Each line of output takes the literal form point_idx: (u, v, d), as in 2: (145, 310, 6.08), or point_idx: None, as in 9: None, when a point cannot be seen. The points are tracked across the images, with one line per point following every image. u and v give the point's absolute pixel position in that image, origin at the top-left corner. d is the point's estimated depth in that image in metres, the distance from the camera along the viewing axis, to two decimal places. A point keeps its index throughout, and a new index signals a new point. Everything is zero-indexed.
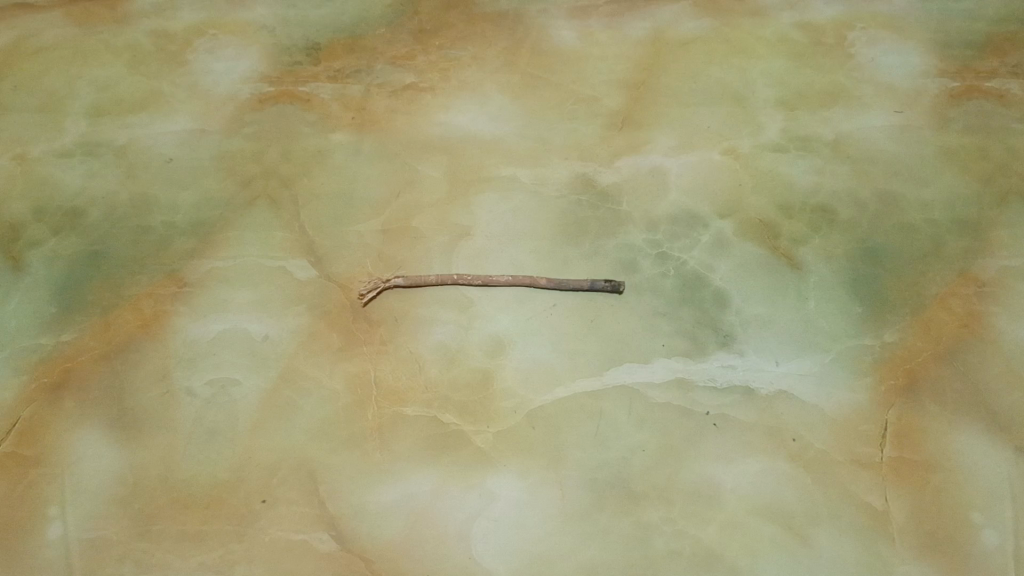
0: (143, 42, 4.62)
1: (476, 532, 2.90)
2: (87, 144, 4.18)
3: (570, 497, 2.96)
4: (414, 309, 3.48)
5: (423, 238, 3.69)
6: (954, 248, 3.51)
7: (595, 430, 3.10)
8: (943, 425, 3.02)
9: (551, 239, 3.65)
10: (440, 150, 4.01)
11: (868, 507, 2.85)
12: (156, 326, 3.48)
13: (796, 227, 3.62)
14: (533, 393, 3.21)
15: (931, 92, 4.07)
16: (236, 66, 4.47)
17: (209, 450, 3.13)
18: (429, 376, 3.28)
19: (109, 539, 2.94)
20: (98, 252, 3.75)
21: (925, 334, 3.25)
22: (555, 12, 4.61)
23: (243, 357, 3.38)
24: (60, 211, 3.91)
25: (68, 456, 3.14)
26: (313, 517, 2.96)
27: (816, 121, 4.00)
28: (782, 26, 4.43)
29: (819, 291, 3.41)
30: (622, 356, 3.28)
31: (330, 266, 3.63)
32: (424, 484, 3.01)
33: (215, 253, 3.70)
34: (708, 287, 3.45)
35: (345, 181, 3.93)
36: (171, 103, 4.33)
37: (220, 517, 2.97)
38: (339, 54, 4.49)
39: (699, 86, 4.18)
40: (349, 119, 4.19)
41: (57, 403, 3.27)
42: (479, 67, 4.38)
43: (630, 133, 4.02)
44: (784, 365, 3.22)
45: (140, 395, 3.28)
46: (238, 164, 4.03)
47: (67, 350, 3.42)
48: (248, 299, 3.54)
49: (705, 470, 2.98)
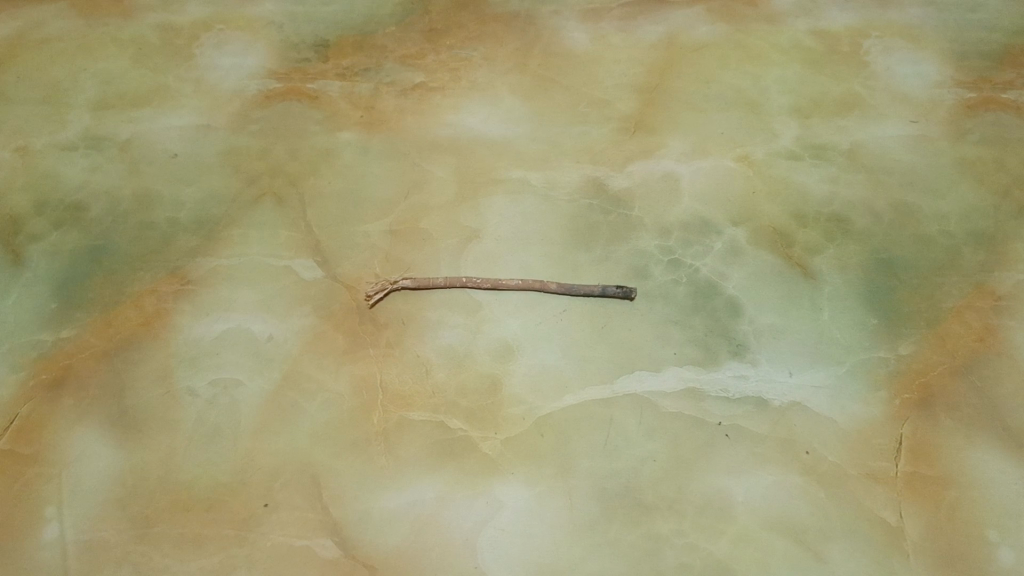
0: (149, 35, 4.57)
1: (483, 541, 2.84)
2: (90, 137, 4.12)
3: (578, 507, 2.91)
4: (422, 311, 3.43)
5: (432, 240, 3.64)
6: (970, 260, 3.48)
7: (605, 439, 3.05)
8: (958, 440, 2.99)
9: (562, 244, 3.61)
10: (450, 150, 3.97)
11: (883, 522, 2.81)
12: (158, 324, 3.42)
13: (810, 236, 3.58)
14: (543, 399, 3.16)
15: (946, 102, 4.03)
16: (244, 62, 4.41)
17: (211, 452, 3.07)
18: (436, 380, 3.23)
19: (107, 541, 2.88)
20: (100, 247, 3.68)
21: (940, 347, 3.22)
22: (568, 14, 4.58)
23: (246, 358, 3.32)
24: (61, 205, 3.84)
25: (66, 456, 3.08)
26: (316, 523, 2.90)
27: (830, 129, 3.97)
28: (797, 33, 4.39)
29: (832, 302, 3.37)
30: (633, 364, 3.24)
31: (337, 266, 3.57)
32: (430, 491, 2.96)
33: (220, 251, 3.64)
34: (722, 295, 3.41)
35: (353, 180, 3.88)
36: (177, 98, 4.27)
37: (221, 521, 2.91)
38: (349, 52, 4.44)
39: (712, 92, 4.15)
40: (358, 117, 4.14)
41: (56, 400, 3.21)
42: (490, 68, 4.33)
43: (642, 137, 3.98)
44: (797, 376, 3.17)
45: (141, 394, 3.22)
46: (244, 161, 3.97)
47: (67, 346, 3.36)
48: (252, 299, 3.48)
49: (717, 482, 2.93)
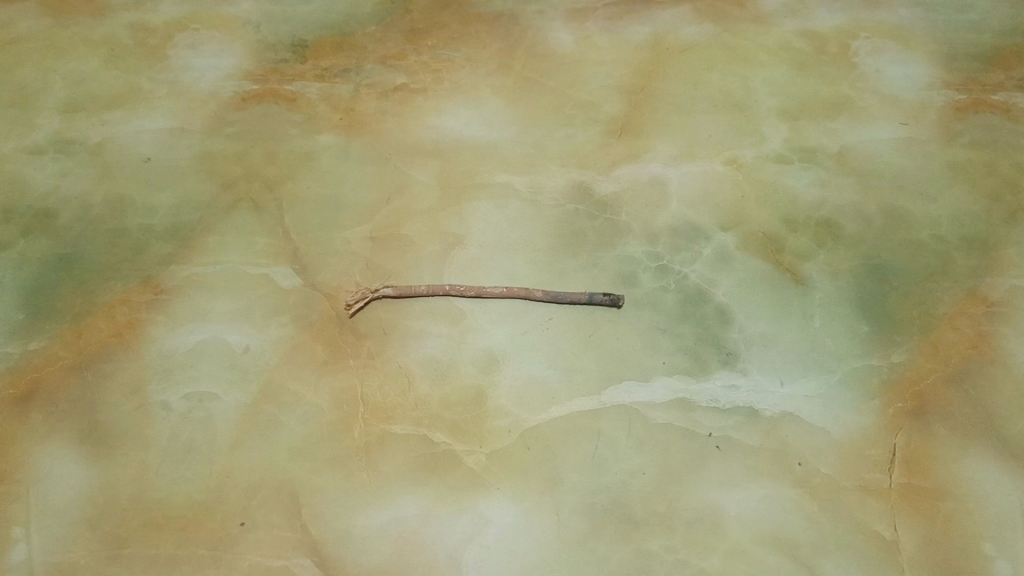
0: (121, 35, 4.42)
1: (468, 558, 2.75)
2: (61, 141, 3.97)
3: (566, 523, 2.82)
4: (404, 320, 3.33)
5: (414, 247, 3.54)
6: (963, 265, 3.43)
7: (594, 452, 2.97)
8: (953, 450, 2.93)
9: (548, 250, 3.52)
10: (432, 154, 3.86)
11: (878, 536, 2.75)
12: (130, 335, 3.29)
13: (799, 241, 3.52)
14: (530, 412, 3.07)
15: (936, 104, 3.99)
16: (220, 62, 4.29)
17: (185, 469, 2.95)
18: (419, 392, 3.13)
19: (77, 563, 2.75)
20: (70, 255, 3.55)
21: (933, 354, 3.16)
22: (552, 14, 4.48)
23: (222, 370, 3.20)
24: (30, 212, 3.70)
25: (34, 473, 2.95)
26: (294, 542, 2.79)
27: (818, 131, 3.91)
28: (785, 34, 4.33)
29: (824, 309, 3.31)
30: (622, 374, 3.15)
31: (315, 274, 3.46)
32: (413, 508, 2.86)
33: (195, 259, 3.52)
34: (711, 302, 3.34)
35: (332, 185, 3.76)
36: (150, 100, 4.14)
37: (196, 541, 2.79)
38: (327, 52, 4.32)
39: (700, 94, 4.07)
40: (338, 120, 4.03)
41: (23, 416, 3.07)
42: (474, 69, 4.23)
43: (629, 140, 3.89)
44: (788, 386, 3.10)
45: (112, 409, 3.10)
46: (220, 166, 3.85)
47: (35, 359, 3.22)
48: (229, 308, 3.36)
49: (708, 496, 2.86)
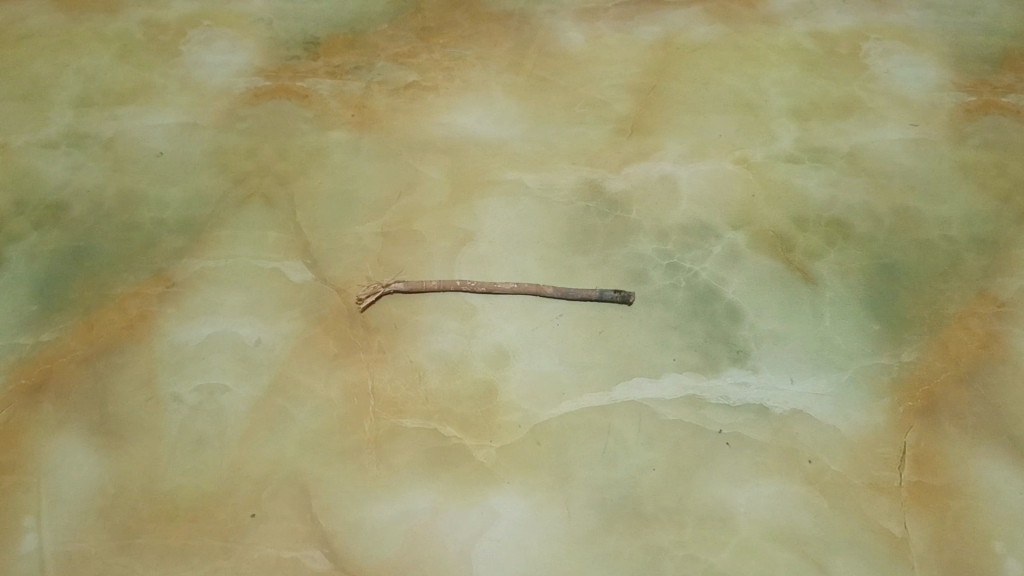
0: (134, 31, 4.45)
1: (477, 551, 2.75)
2: (73, 135, 4.00)
3: (577, 518, 2.83)
4: (415, 315, 3.35)
5: (425, 242, 3.55)
6: (972, 265, 3.44)
7: (604, 447, 2.98)
8: (963, 449, 2.94)
9: (558, 247, 3.53)
10: (443, 151, 3.88)
11: (888, 534, 2.75)
12: (142, 327, 3.31)
13: (810, 240, 3.53)
14: (540, 407, 3.08)
15: (946, 106, 4.00)
16: (232, 58, 4.31)
17: (196, 461, 2.96)
18: (430, 386, 3.14)
19: (88, 553, 2.76)
20: (82, 248, 3.57)
21: (943, 353, 3.17)
22: (564, 13, 4.51)
23: (233, 363, 3.21)
24: (42, 205, 3.72)
25: (46, 463, 2.96)
26: (305, 533, 2.80)
27: (829, 132, 3.92)
28: (794, 35, 4.35)
29: (834, 307, 3.32)
30: (632, 370, 3.17)
31: (326, 269, 3.48)
32: (423, 501, 2.87)
33: (206, 253, 3.54)
34: (722, 301, 3.35)
35: (344, 181, 3.78)
36: (162, 95, 4.16)
37: (206, 532, 2.80)
38: (339, 50, 4.34)
39: (710, 94, 4.09)
40: (350, 116, 4.05)
41: (35, 407, 3.09)
42: (485, 67, 4.25)
43: (639, 139, 3.91)
44: (798, 384, 3.11)
45: (124, 401, 3.11)
46: (231, 161, 3.87)
47: (47, 351, 3.24)
48: (240, 302, 3.38)
49: (718, 492, 2.87)
